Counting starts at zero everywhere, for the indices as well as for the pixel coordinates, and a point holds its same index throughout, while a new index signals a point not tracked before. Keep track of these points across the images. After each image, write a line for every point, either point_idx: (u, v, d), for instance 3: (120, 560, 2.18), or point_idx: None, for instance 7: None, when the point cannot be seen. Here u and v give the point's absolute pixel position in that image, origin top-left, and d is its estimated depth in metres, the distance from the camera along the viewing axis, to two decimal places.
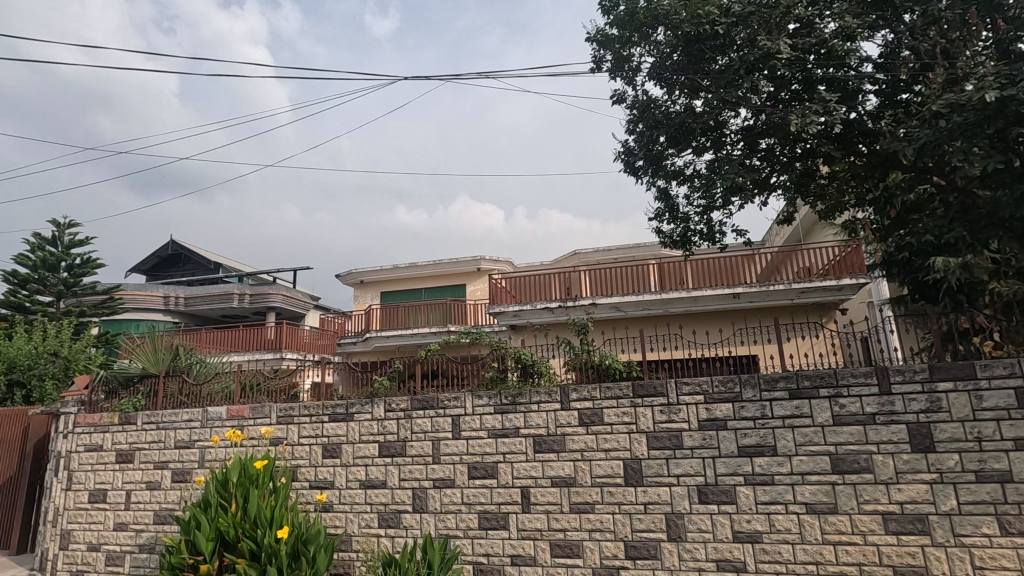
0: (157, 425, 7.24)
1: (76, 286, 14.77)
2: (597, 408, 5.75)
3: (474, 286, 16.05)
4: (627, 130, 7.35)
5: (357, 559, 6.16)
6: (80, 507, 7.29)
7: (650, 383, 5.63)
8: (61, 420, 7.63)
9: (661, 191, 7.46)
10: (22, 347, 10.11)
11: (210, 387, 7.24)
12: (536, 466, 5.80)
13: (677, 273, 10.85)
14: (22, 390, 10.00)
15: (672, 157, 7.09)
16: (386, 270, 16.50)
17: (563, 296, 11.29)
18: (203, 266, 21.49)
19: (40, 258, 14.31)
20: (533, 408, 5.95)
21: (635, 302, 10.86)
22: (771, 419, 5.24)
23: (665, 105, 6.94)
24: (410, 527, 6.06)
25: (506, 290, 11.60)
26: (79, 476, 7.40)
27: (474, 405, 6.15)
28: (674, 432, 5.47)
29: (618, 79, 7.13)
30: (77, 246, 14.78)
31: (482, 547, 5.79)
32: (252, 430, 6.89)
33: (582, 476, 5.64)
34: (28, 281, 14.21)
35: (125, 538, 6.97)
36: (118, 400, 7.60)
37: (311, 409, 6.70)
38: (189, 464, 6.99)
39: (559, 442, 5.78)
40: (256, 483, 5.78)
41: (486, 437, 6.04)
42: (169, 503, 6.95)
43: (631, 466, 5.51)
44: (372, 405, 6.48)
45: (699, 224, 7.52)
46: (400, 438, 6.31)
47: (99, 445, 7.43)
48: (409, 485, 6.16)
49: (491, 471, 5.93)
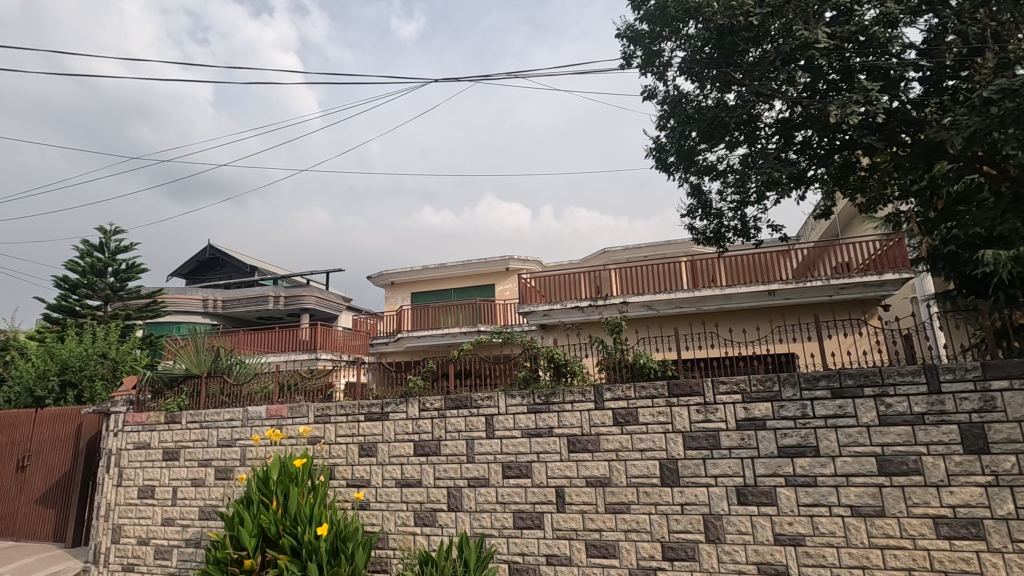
0: (201, 424, 7.48)
1: (122, 290, 15.40)
2: (632, 407, 5.71)
3: (503, 286, 16.09)
4: (658, 126, 7.28)
5: (394, 556, 6.24)
6: (129, 503, 7.59)
7: (686, 383, 5.55)
8: (111, 419, 7.95)
9: (693, 187, 7.35)
10: (73, 349, 10.62)
11: (249, 387, 7.45)
12: (571, 466, 5.78)
13: (708, 271, 10.68)
14: (74, 390, 10.49)
15: (704, 152, 6.97)
16: (416, 271, 16.67)
17: (593, 296, 11.23)
18: (240, 269, 22.13)
19: (89, 263, 14.94)
20: (567, 408, 5.93)
21: (667, 300, 10.73)
22: (812, 419, 5.10)
23: (696, 100, 6.82)
24: (445, 525, 6.11)
25: (536, 290, 11.62)
26: (129, 473, 7.71)
27: (507, 405, 6.18)
28: (712, 432, 5.38)
29: (649, 74, 7.05)
30: (122, 252, 15.41)
31: (517, 546, 5.80)
32: (291, 430, 7.05)
33: (617, 476, 5.60)
34: (78, 286, 14.85)
35: (172, 533, 7.22)
36: (163, 400, 7.90)
37: (347, 409, 6.83)
38: (231, 462, 7.21)
39: (593, 441, 5.75)
40: (296, 481, 5.91)
41: (520, 437, 6.05)
42: (213, 499, 7.17)
43: (667, 466, 5.45)
44: (406, 404, 6.56)
45: (733, 220, 7.38)
46: (435, 437, 6.37)
47: (147, 444, 7.72)
48: (444, 484, 6.22)
49: (525, 471, 5.94)
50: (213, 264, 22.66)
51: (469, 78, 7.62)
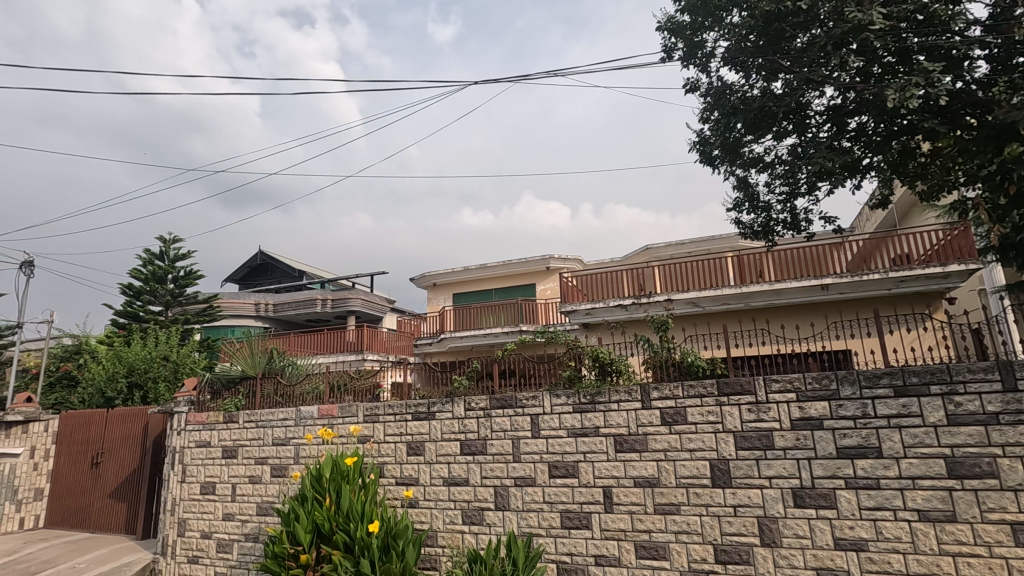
0: (257, 424, 7.78)
1: (181, 296, 16.20)
2: (680, 407, 5.59)
3: (544, 286, 16.04)
4: (702, 118, 7.11)
5: (443, 554, 6.33)
6: (193, 498, 7.97)
7: (736, 381, 5.40)
8: (174, 419, 8.37)
9: (739, 180, 7.14)
10: (139, 352, 11.27)
11: (301, 388, 7.71)
12: (618, 466, 5.72)
13: (756, 266, 10.37)
14: (140, 391, 11.11)
15: (751, 143, 6.76)
16: (457, 272, 16.85)
17: (636, 294, 11.08)
18: (289, 273, 22.92)
19: (151, 271, 15.77)
20: (613, 407, 5.87)
21: (712, 297, 10.46)
22: (874, 419, 4.87)
23: (742, 90, 6.62)
24: (493, 524, 6.14)
25: (577, 289, 11.60)
26: (192, 470, 8.10)
27: (552, 404, 6.16)
28: (764, 432, 5.22)
29: (691, 66, 6.89)
30: (181, 260, 16.21)
31: (565, 546, 5.78)
32: (341, 429, 7.25)
33: (666, 476, 5.50)
34: (141, 292, 15.71)
35: (233, 527, 7.54)
36: (222, 400, 8.27)
37: (395, 409, 6.97)
38: (286, 460, 7.47)
39: (641, 441, 5.67)
40: (348, 479, 6.06)
41: (566, 437, 6.02)
42: (269, 495, 7.45)
43: (718, 467, 5.31)
44: (452, 404, 6.64)
45: (782, 213, 7.12)
46: (480, 437, 6.43)
47: (207, 442, 8.09)
48: (490, 484, 6.26)
49: (572, 471, 5.91)
50: (264, 270, 23.54)
51: (508, 79, 7.65)
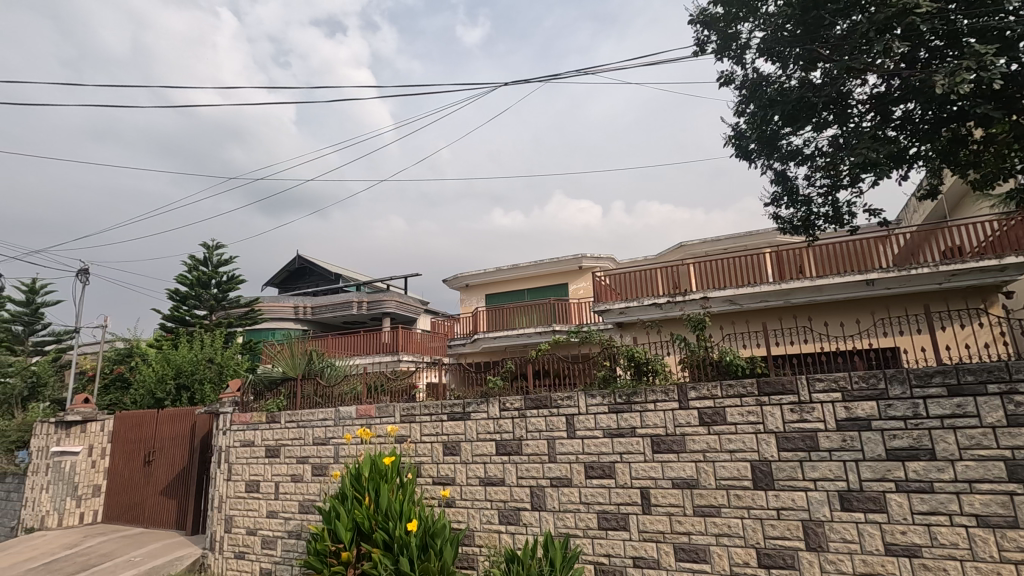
0: (298, 424, 7.99)
1: (225, 300, 16.76)
2: (719, 407, 5.48)
3: (577, 285, 15.95)
4: (737, 112, 6.96)
5: (480, 554, 6.36)
6: (239, 496, 8.23)
7: (778, 381, 5.25)
8: (220, 419, 8.68)
9: (777, 173, 6.95)
10: (186, 355, 11.74)
11: (340, 389, 7.90)
12: (655, 467, 5.64)
13: (795, 262, 10.09)
14: (188, 392, 11.56)
15: (789, 136, 6.57)
16: (490, 272, 16.94)
17: (671, 292, 10.91)
18: (326, 277, 23.47)
19: (196, 276, 16.38)
20: (649, 407, 5.80)
21: (750, 294, 10.21)
22: (926, 419, 4.66)
23: (778, 81, 6.44)
24: (529, 525, 6.14)
25: (610, 288, 11.54)
26: (237, 468, 8.37)
27: (587, 404, 6.12)
28: (808, 433, 5.06)
29: (725, 59, 6.75)
30: (224, 265, 16.79)
31: (602, 547, 5.73)
32: (379, 429, 7.38)
33: (705, 478, 5.40)
34: (187, 297, 16.33)
35: (276, 525, 7.75)
36: (265, 401, 8.53)
37: (431, 409, 7.05)
38: (326, 459, 7.64)
39: (678, 442, 5.58)
40: (386, 478, 6.17)
41: (602, 437, 5.97)
42: (311, 494, 7.64)
43: (760, 469, 5.18)
44: (487, 404, 6.68)
45: (823, 206, 6.90)
46: (516, 437, 6.44)
47: (251, 441, 8.35)
48: (526, 484, 6.26)
49: (608, 471, 5.86)
50: (302, 273, 24.16)
51: (538, 79, 7.69)
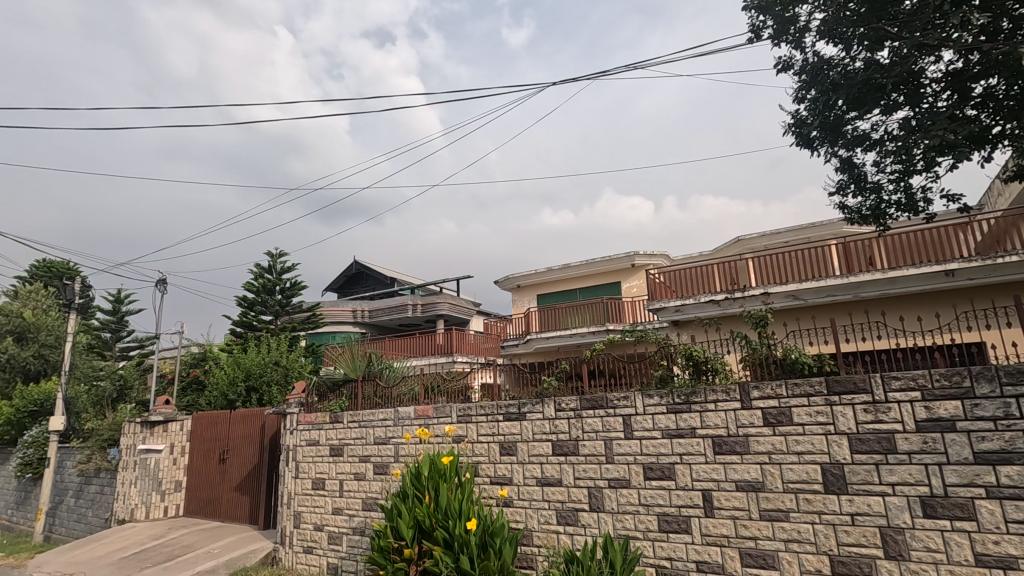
0: (359, 424, 8.26)
1: (288, 305, 17.57)
2: (784, 407, 5.26)
3: (629, 283, 15.70)
4: (797, 98, 6.66)
5: (539, 553, 6.37)
6: (306, 493, 8.58)
7: (849, 379, 4.98)
8: (287, 419, 9.09)
9: (843, 161, 6.61)
10: (254, 358, 12.38)
11: (398, 390, 8.18)
12: (717, 469, 5.47)
13: (864, 253, 9.56)
14: (257, 394, 12.20)
15: (854, 120, 6.23)
16: (541, 273, 16.96)
17: (729, 289, 10.59)
18: (381, 281, 24.17)
19: (262, 283, 17.22)
20: (710, 408, 5.63)
21: (814, 289, 9.75)
22: (1018, 420, 4.31)
23: (842, 63, 6.12)
24: (588, 525, 6.10)
25: (665, 286, 11.32)
26: (304, 467, 8.74)
27: (645, 405, 6.02)
28: (885, 434, 4.78)
29: (783, 44, 6.48)
30: (287, 272, 17.60)
31: (663, 550, 5.61)
32: (437, 429, 7.51)
33: (771, 481, 5.19)
34: (254, 303, 17.21)
35: (342, 521, 8.03)
36: (328, 401, 8.89)
37: (487, 409, 7.12)
38: (387, 458, 7.87)
39: (742, 443, 5.40)
40: (445, 477, 6.28)
41: (661, 437, 5.85)
42: (373, 492, 7.88)
43: (831, 472, 4.94)
44: (543, 404, 6.69)
45: (895, 193, 6.49)
46: (572, 438, 6.41)
47: (316, 441, 8.70)
48: (584, 484, 6.22)
49: (668, 473, 5.73)
50: (359, 278, 25.00)
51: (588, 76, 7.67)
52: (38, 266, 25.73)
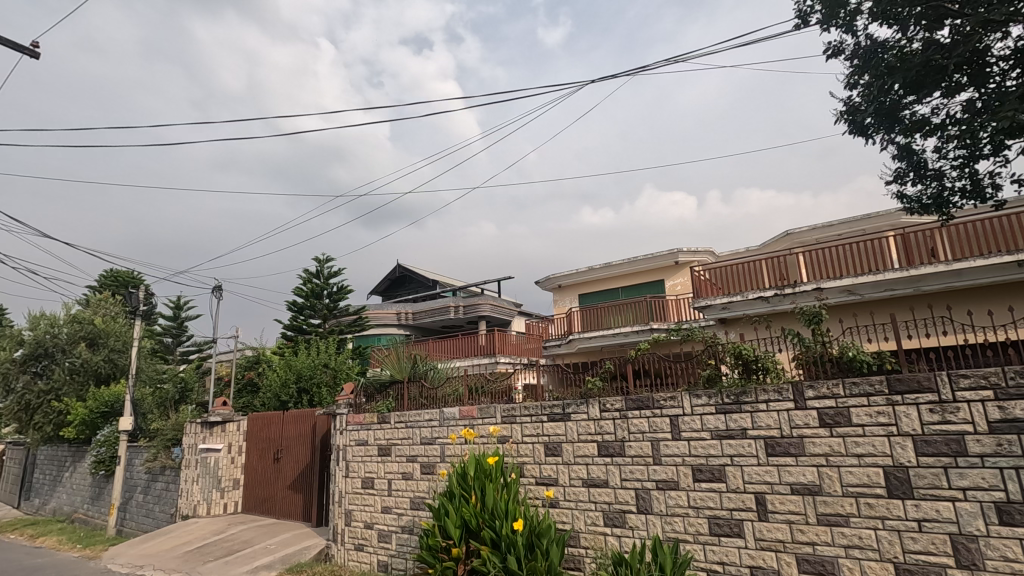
0: (406, 424, 8.42)
1: (336, 309, 18.09)
2: (842, 407, 5.05)
3: (674, 281, 15.39)
4: (849, 85, 6.38)
5: (587, 555, 6.32)
6: (356, 492, 8.79)
7: (913, 378, 4.72)
8: (337, 420, 9.35)
9: (901, 148, 6.28)
10: (305, 361, 12.81)
11: (443, 391, 8.30)
12: (771, 471, 5.29)
13: (926, 244, 9.04)
14: (308, 395, 12.61)
15: (913, 105, 5.92)
16: (582, 272, 16.85)
17: (778, 284, 10.25)
18: (424, 284, 24.55)
19: (310, 288, 17.80)
20: (761, 408, 5.46)
21: (872, 283, 9.31)
22: None
23: (898, 45, 5.83)
24: (636, 527, 6.02)
25: (711, 283, 11.05)
26: (354, 466, 8.96)
27: (693, 405, 5.88)
28: (954, 436, 4.51)
29: (833, 29, 6.22)
30: (334, 276, 18.13)
31: (715, 554, 5.47)
32: (482, 429, 7.57)
33: (830, 484, 4.98)
34: (304, 307, 17.78)
35: (391, 520, 8.20)
36: (375, 402, 9.10)
37: (531, 410, 7.13)
38: (433, 458, 7.98)
39: (797, 445, 5.20)
40: (490, 478, 6.32)
41: (710, 438, 5.70)
42: (421, 491, 8.01)
43: (895, 475, 4.70)
44: (587, 405, 6.63)
45: (959, 180, 6.13)
46: (618, 438, 6.33)
47: (365, 441, 8.91)
48: (631, 486, 6.13)
49: (718, 475, 5.58)
50: (402, 281, 25.48)
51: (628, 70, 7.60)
52: (106, 275, 27.35)
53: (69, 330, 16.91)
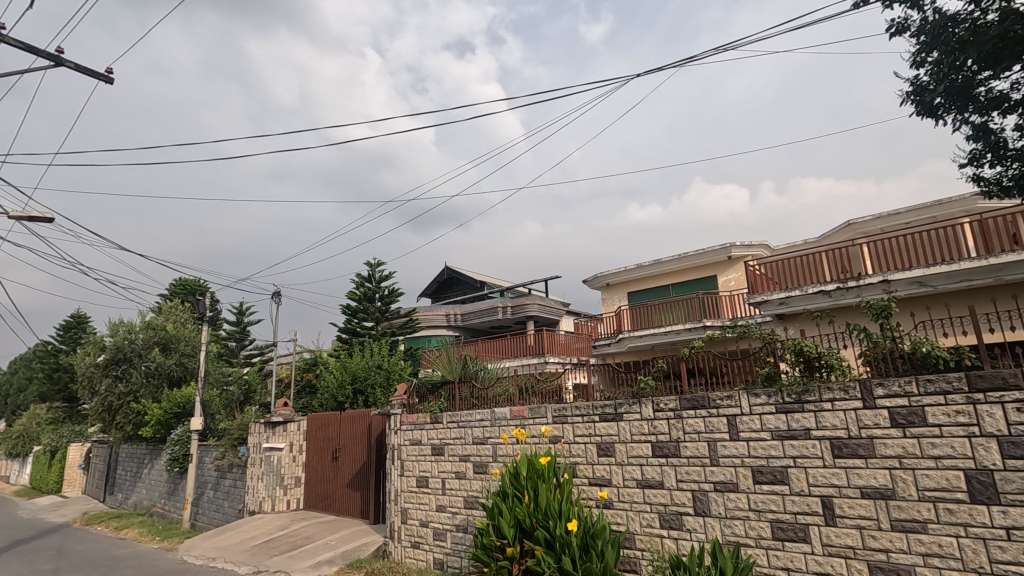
0: (458, 424, 8.52)
1: (388, 311, 18.55)
2: (916, 406, 4.75)
3: (727, 276, 14.91)
4: (915, 63, 6.01)
5: (643, 557, 6.20)
6: (410, 490, 8.96)
7: (997, 375, 4.38)
8: (391, 420, 9.57)
9: (976, 127, 5.85)
10: (359, 362, 13.20)
11: (494, 391, 8.36)
12: (839, 474, 5.04)
13: (1007, 230, 8.39)
14: (363, 396, 12.98)
15: (989, 81, 5.51)
16: (631, 270, 16.59)
17: (840, 278, 9.77)
18: (472, 285, 24.81)
19: (363, 291, 18.31)
20: (826, 407, 5.20)
21: (945, 274, 8.72)
22: None
23: (971, 18, 5.44)
24: (694, 530, 5.86)
25: (767, 278, 10.65)
26: (408, 465, 9.14)
27: (751, 404, 5.68)
28: None
29: (896, 5, 5.88)
30: (385, 280, 18.59)
31: (779, 560, 5.25)
32: (533, 429, 7.57)
33: (904, 488, 4.70)
34: (357, 310, 18.31)
35: (445, 518, 8.32)
36: (428, 403, 9.27)
37: (582, 410, 7.07)
38: (486, 458, 8.05)
39: (866, 446, 4.93)
40: (543, 478, 6.30)
41: (771, 439, 5.49)
42: (474, 490, 8.09)
43: (978, 480, 4.39)
44: (640, 405, 6.52)
45: None
46: (673, 439, 6.19)
47: (419, 440, 9.07)
48: (687, 487, 5.98)
49: (781, 477, 5.36)
50: (451, 283, 25.85)
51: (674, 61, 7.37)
52: (175, 284, 29.09)
53: (144, 336, 18.07)
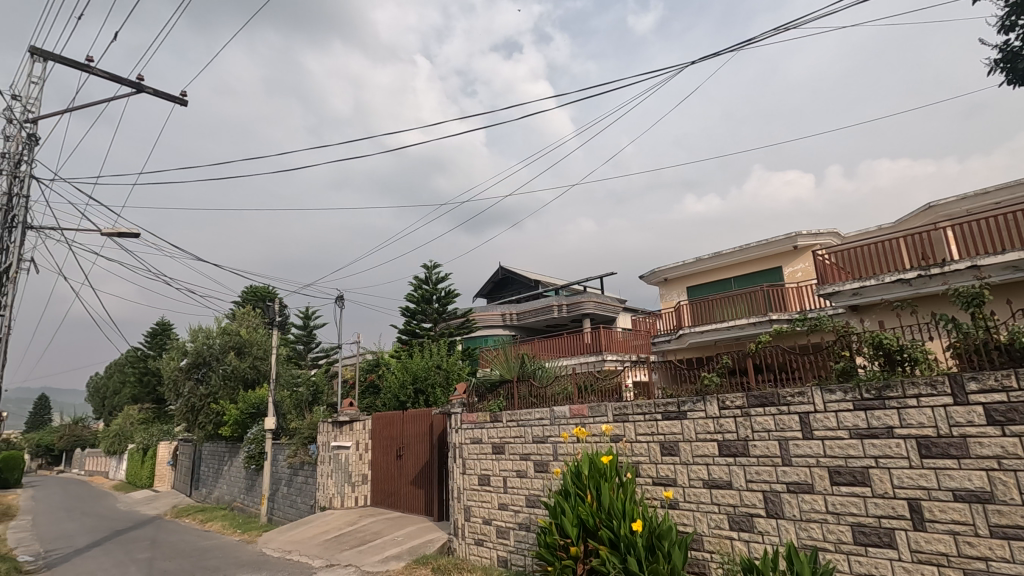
0: (518, 423, 8.55)
1: (445, 312, 18.85)
2: (1015, 403, 4.35)
3: (793, 267, 14.21)
4: None
5: (712, 560, 6.00)
6: (472, 489, 9.06)
7: None
8: (451, 419, 9.72)
9: None
10: (419, 362, 13.51)
11: (553, 389, 8.34)
12: (927, 475, 4.69)
13: None
14: (424, 395, 13.27)
15: None
16: (690, 264, 16.12)
17: (920, 264, 9.12)
18: (527, 284, 24.86)
19: (420, 293, 18.71)
20: (911, 404, 4.85)
21: None
22: None
23: None
24: (766, 533, 5.61)
25: (838, 268, 10.09)
26: (469, 463, 9.24)
27: (826, 401, 5.38)
28: None
29: None
30: (441, 282, 18.92)
31: (862, 566, 4.93)
32: (593, 428, 7.49)
33: (1005, 491, 4.32)
34: (415, 312, 18.74)
35: (508, 516, 8.37)
36: (487, 402, 9.36)
37: (644, 408, 6.93)
38: (546, 456, 8.04)
39: (959, 446, 4.56)
40: (605, 477, 6.22)
41: (849, 438, 5.17)
42: (536, 489, 8.10)
43: None
44: (704, 402, 6.31)
45: None
46: (740, 438, 5.94)
47: (479, 439, 9.17)
48: (758, 488, 5.73)
49: (862, 478, 5.05)
50: (505, 283, 26.01)
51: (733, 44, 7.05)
52: (247, 292, 30.81)
53: (221, 341, 19.24)
